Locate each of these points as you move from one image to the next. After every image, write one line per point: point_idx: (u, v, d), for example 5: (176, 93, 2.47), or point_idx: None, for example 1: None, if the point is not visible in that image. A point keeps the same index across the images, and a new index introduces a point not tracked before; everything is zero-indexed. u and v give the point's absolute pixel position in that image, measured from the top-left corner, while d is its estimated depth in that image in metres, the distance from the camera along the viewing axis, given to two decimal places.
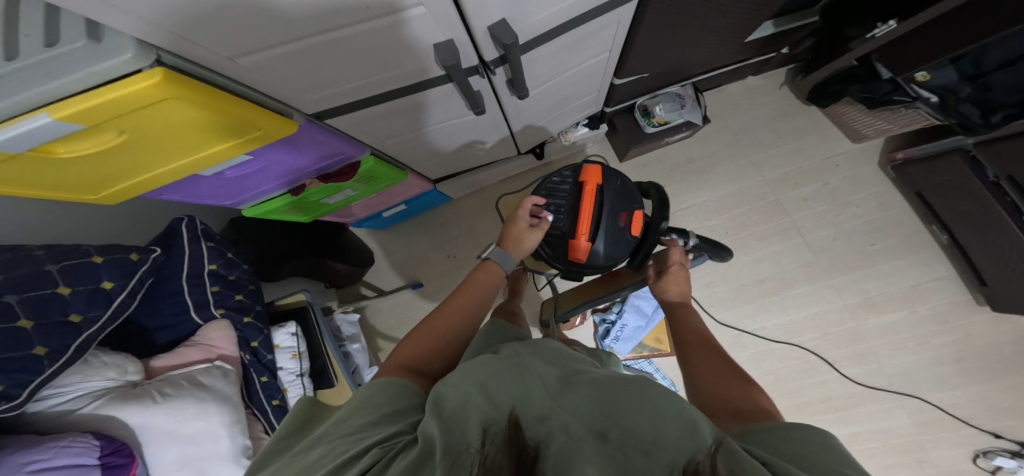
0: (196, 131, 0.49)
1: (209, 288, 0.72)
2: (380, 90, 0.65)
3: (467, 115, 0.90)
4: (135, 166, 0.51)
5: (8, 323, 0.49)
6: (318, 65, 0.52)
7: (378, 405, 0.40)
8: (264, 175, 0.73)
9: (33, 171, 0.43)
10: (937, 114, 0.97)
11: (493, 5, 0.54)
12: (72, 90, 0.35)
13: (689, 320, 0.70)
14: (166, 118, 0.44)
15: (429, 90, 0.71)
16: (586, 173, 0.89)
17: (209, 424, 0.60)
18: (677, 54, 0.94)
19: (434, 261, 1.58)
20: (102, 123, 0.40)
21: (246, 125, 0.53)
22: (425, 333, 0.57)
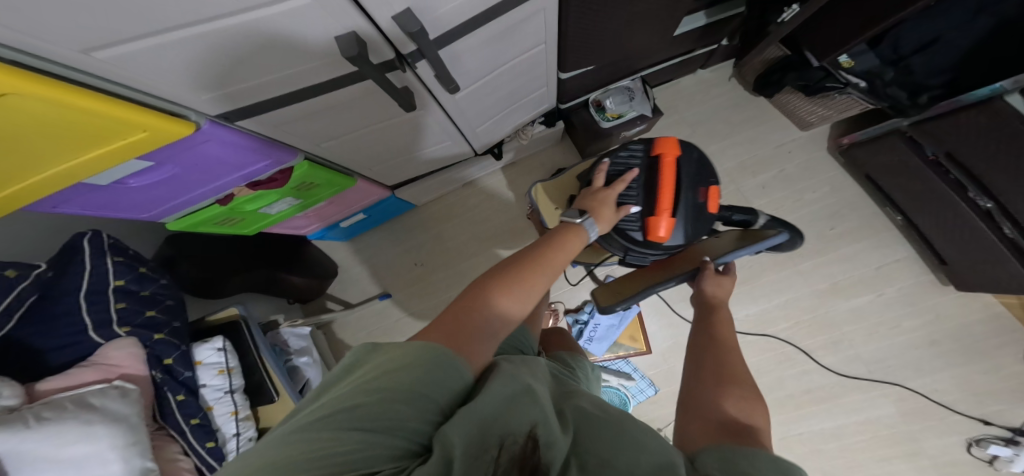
0: (64, 130, 0.45)
1: (113, 305, 0.72)
2: (288, 89, 0.63)
3: (403, 114, 0.86)
4: (4, 173, 0.46)
5: None
6: (192, 58, 0.48)
7: (423, 384, 0.26)
8: (180, 184, 0.70)
9: None
10: (867, 98, 0.98)
11: None
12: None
13: (705, 319, 0.67)
14: (23, 110, 0.40)
15: (345, 88, 0.68)
16: (662, 145, 0.88)
17: (97, 446, 0.58)
18: (615, 43, 0.93)
19: (401, 269, 1.54)
20: None
21: (126, 125, 0.49)
22: (500, 280, 0.42)
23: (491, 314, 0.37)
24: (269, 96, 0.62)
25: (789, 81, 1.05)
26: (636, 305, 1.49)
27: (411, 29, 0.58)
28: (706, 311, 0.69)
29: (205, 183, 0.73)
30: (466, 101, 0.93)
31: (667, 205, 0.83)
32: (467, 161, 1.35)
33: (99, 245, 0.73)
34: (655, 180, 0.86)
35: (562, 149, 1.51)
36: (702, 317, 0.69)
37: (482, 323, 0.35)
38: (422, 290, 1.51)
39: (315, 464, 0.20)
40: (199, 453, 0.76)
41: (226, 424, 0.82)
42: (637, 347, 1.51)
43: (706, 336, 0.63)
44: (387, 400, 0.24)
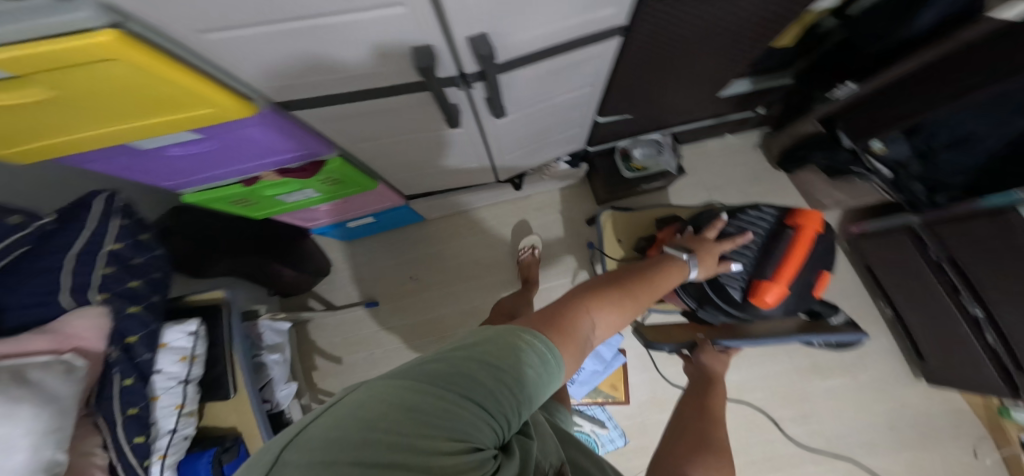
0: (138, 98, 0.44)
1: (99, 269, 0.64)
2: (342, 89, 0.62)
3: (443, 130, 0.88)
4: (57, 121, 0.44)
5: None
6: (261, 53, 0.48)
7: (530, 380, 0.30)
8: (217, 159, 0.67)
9: None
10: (888, 189, 1.03)
11: (476, 15, 0.53)
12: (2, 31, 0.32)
13: (687, 403, 0.74)
14: (110, 81, 0.40)
15: (401, 96, 0.68)
16: (805, 219, 0.81)
17: (12, 432, 0.47)
18: (658, 96, 0.97)
19: (396, 280, 1.50)
20: (30, 75, 0.36)
21: (197, 100, 0.48)
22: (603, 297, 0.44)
23: (589, 323, 0.40)
24: (323, 92, 0.61)
25: (819, 158, 1.12)
26: (623, 355, 1.48)
27: (483, 50, 0.59)
28: (689, 397, 0.76)
29: (234, 164, 0.71)
30: (505, 129, 0.94)
31: (790, 275, 0.75)
32: (486, 185, 1.35)
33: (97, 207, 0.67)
34: (782, 247, 0.80)
35: (577, 190, 1.54)
36: (687, 400, 0.75)
37: (585, 332, 0.39)
38: (412, 304, 1.47)
39: (438, 425, 0.25)
40: (124, 452, 0.65)
41: (166, 418, 0.73)
42: (616, 396, 1.48)
43: (688, 414, 0.69)
44: (500, 386, 0.28)
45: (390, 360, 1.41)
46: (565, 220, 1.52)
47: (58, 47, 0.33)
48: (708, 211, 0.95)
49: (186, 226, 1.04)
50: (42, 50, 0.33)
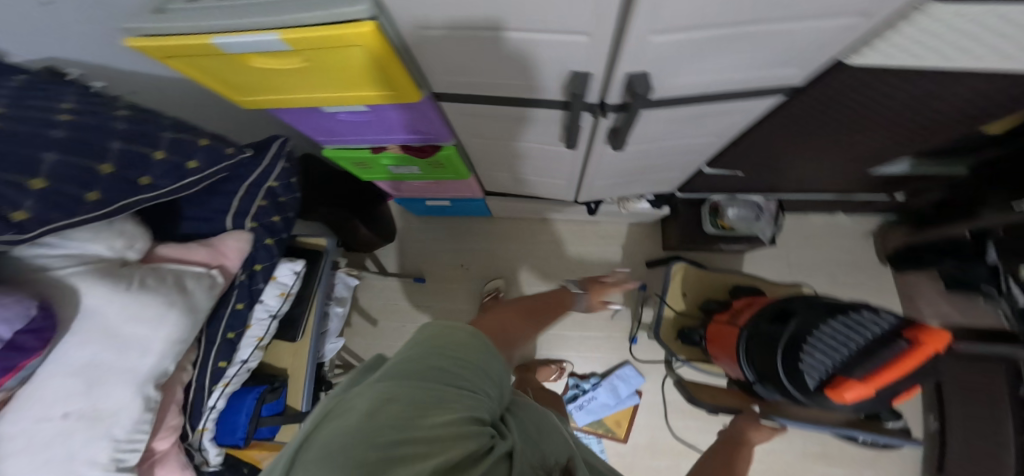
0: (347, 76, 0.58)
1: (256, 203, 0.70)
2: (493, 92, 0.66)
3: (554, 146, 0.87)
4: (288, 83, 0.59)
5: (94, 163, 0.49)
6: (445, 60, 0.58)
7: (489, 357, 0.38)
8: (368, 127, 0.80)
9: (227, 69, 0.56)
10: (1012, 319, 0.89)
11: (646, 55, 0.48)
12: (304, 15, 0.46)
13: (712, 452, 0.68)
14: (339, 64, 0.54)
15: (535, 109, 0.71)
16: (931, 334, 0.66)
17: (154, 332, 0.53)
18: (788, 165, 0.93)
19: (448, 267, 1.56)
20: (302, 51, 0.50)
21: (387, 82, 0.59)
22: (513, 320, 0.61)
23: (507, 333, 0.56)
24: (472, 91, 0.67)
25: (945, 265, 1.04)
26: (638, 397, 1.45)
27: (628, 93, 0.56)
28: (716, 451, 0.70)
29: (375, 133, 0.83)
30: (606, 164, 0.92)
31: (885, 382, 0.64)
32: (561, 203, 1.37)
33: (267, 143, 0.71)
34: (885, 354, 0.68)
35: (645, 228, 1.53)
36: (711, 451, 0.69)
37: (506, 338, 0.55)
38: (455, 290, 1.53)
39: (428, 402, 0.28)
40: (204, 369, 0.69)
41: (247, 348, 0.75)
42: (616, 433, 1.44)
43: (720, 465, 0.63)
44: (467, 363, 0.35)
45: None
46: (624, 254, 1.52)
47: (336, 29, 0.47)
48: (811, 297, 0.89)
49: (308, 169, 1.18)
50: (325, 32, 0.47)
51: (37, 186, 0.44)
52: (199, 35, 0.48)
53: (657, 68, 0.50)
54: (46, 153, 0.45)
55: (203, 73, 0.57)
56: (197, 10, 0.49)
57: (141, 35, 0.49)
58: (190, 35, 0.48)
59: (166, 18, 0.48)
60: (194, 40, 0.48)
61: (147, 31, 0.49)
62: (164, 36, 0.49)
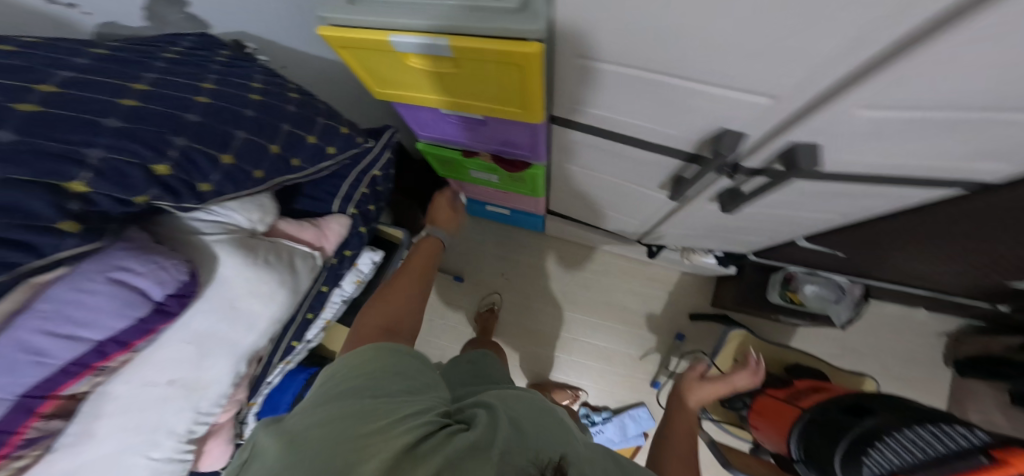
0: (488, 85, 0.59)
1: (362, 186, 0.73)
2: (625, 130, 0.64)
3: (654, 190, 0.81)
4: (431, 83, 0.63)
5: (266, 142, 0.54)
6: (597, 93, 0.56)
7: (413, 375, 0.45)
8: (472, 132, 0.81)
9: (385, 61, 0.60)
10: None
11: (838, 131, 0.42)
12: (481, 26, 0.48)
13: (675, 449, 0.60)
14: (489, 76, 0.56)
15: (659, 155, 0.66)
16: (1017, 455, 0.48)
17: (264, 310, 0.54)
18: (898, 258, 0.86)
19: (489, 275, 1.54)
20: (459, 57, 0.54)
21: (518, 101, 0.61)
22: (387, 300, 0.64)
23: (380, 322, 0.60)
24: (597, 124, 0.65)
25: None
26: (644, 440, 1.42)
27: (779, 163, 0.51)
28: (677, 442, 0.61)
29: (475, 139, 0.84)
30: (695, 218, 0.88)
31: None
32: (619, 238, 1.34)
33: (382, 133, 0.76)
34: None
35: (696, 280, 1.49)
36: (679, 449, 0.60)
37: (374, 325, 0.60)
38: (490, 298, 1.52)
39: (332, 423, 0.35)
40: (279, 346, 0.67)
41: (313, 329, 0.75)
42: None
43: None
44: (382, 380, 0.42)
45: (449, 337, 1.51)
46: (667, 301, 1.49)
47: (509, 45, 0.48)
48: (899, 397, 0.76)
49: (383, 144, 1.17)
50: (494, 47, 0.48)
51: (228, 162, 0.49)
52: (383, 32, 0.53)
53: (834, 141, 0.44)
54: (238, 131, 0.51)
55: (361, 65, 0.63)
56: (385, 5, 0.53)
57: (334, 24, 0.56)
58: (374, 31, 0.54)
59: (361, 10, 0.53)
60: (377, 36, 0.54)
61: (341, 22, 0.55)
62: (353, 28, 0.55)
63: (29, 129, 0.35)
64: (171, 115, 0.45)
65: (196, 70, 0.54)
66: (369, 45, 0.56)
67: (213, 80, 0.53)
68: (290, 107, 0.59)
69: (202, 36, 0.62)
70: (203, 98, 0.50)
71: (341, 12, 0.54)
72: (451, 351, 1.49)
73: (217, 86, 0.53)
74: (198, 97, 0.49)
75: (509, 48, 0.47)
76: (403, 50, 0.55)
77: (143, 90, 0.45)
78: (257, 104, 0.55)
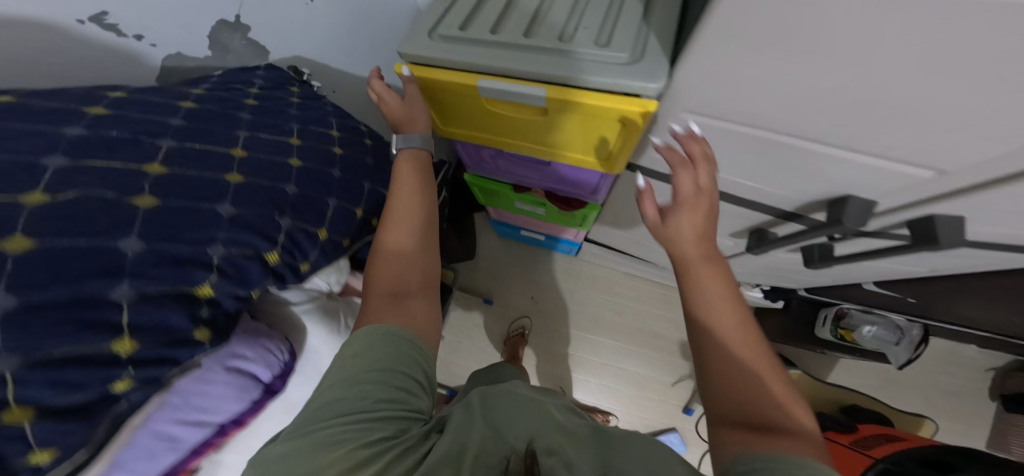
0: (574, 135, 0.56)
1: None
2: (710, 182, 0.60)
3: (724, 236, 0.79)
4: (509, 128, 0.60)
5: (353, 207, 0.58)
6: (693, 149, 0.54)
7: (399, 366, 0.38)
8: (535, 172, 0.79)
9: (464, 104, 0.57)
10: None
11: (1002, 207, 0.40)
12: (577, 78, 0.45)
13: (715, 369, 0.36)
14: (581, 128, 0.53)
15: (737, 207, 0.65)
16: None
17: None
18: (974, 307, 0.84)
19: (518, 297, 1.50)
20: (553, 110, 0.50)
21: (602, 152, 0.58)
22: (377, 253, 0.48)
23: (384, 286, 0.45)
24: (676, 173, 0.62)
25: None
26: None
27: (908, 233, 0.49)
28: (714, 356, 0.36)
29: (533, 179, 0.82)
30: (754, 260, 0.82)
31: None
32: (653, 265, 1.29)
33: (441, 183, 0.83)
34: None
35: None
36: (715, 355, 0.36)
37: (381, 293, 0.45)
38: (518, 322, 1.48)
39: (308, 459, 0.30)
40: None
41: None
42: None
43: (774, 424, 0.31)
44: (358, 389, 0.35)
45: (473, 359, 1.46)
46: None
47: (608, 96, 0.45)
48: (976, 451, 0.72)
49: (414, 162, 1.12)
50: (590, 101, 0.45)
51: (323, 235, 0.52)
52: (471, 75, 0.50)
53: (981, 216, 0.43)
54: (331, 199, 0.54)
55: (435, 106, 0.60)
56: (479, 47, 0.51)
57: (415, 61, 0.53)
58: (459, 74, 0.51)
59: (449, 51, 0.51)
60: (464, 79, 0.51)
61: (423, 60, 0.52)
62: (436, 68, 0.52)
63: (155, 230, 0.36)
64: (273, 190, 0.48)
65: (281, 122, 0.57)
66: (449, 88, 0.53)
67: (300, 140, 0.57)
68: (365, 163, 0.63)
69: (271, 69, 0.62)
70: (295, 163, 0.53)
71: (427, 50, 0.51)
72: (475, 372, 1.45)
73: (301, 141, 0.57)
74: (293, 163, 0.53)
75: (602, 101, 0.45)
76: (486, 96, 0.51)
77: (243, 156, 0.49)
78: (337, 162, 0.58)
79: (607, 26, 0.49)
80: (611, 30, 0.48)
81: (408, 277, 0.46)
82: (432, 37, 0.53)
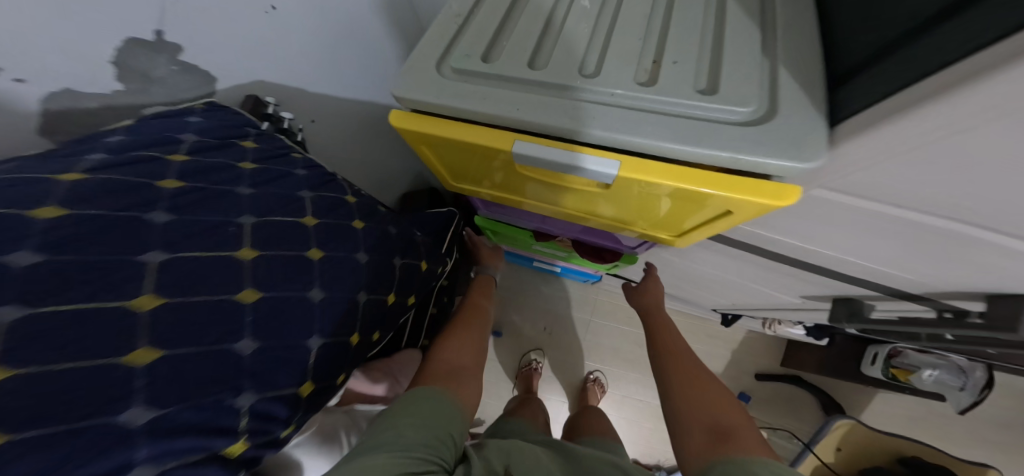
0: (637, 210, 0.41)
1: (430, 309, 0.70)
2: (815, 261, 0.46)
3: (792, 296, 0.66)
4: (541, 194, 0.46)
5: (345, 336, 0.45)
6: (814, 231, 0.39)
7: (437, 422, 0.45)
8: (562, 225, 0.66)
9: (483, 166, 0.43)
10: None
11: None
12: (677, 151, 0.30)
13: (687, 389, 0.56)
14: (662, 208, 0.38)
15: (841, 283, 0.50)
16: None
17: None
18: None
19: (530, 327, 1.37)
20: (618, 188, 0.35)
21: (669, 226, 0.44)
22: (454, 336, 0.61)
23: (446, 359, 0.56)
24: (767, 246, 0.48)
25: None
26: None
27: None
28: (677, 370, 0.60)
29: (558, 229, 0.69)
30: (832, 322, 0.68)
31: None
32: (682, 300, 1.14)
33: (451, 245, 0.70)
34: None
35: (764, 338, 1.28)
36: (680, 373, 0.59)
37: (445, 364, 0.55)
38: (530, 354, 1.35)
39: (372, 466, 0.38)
40: None
41: None
42: None
43: (734, 429, 0.48)
44: (407, 429, 0.43)
45: (483, 392, 1.34)
46: (731, 361, 1.28)
47: (725, 179, 0.30)
48: None
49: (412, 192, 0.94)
50: (695, 188, 0.30)
51: (307, 391, 0.40)
52: (504, 134, 0.35)
53: None
54: (312, 341, 0.41)
55: (443, 162, 0.45)
56: (512, 90, 0.35)
57: (419, 109, 0.37)
58: (485, 131, 0.35)
59: (470, 96, 0.35)
60: (492, 140, 0.35)
61: (430, 108, 0.36)
62: (450, 121, 0.37)
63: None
64: (228, 353, 0.34)
65: (224, 214, 0.39)
66: (467, 149, 0.38)
67: (262, 248, 0.40)
68: (359, 261, 0.48)
69: (209, 112, 0.45)
70: (252, 294, 0.38)
71: (436, 94, 0.35)
72: (486, 407, 1.33)
73: (258, 250, 0.40)
74: (244, 297, 0.37)
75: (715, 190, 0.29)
76: (522, 164, 0.36)
77: (155, 306, 0.32)
78: (320, 266, 0.44)
79: (706, 68, 0.34)
80: (714, 74, 0.33)
81: (465, 360, 0.57)
82: (442, 71, 0.37)
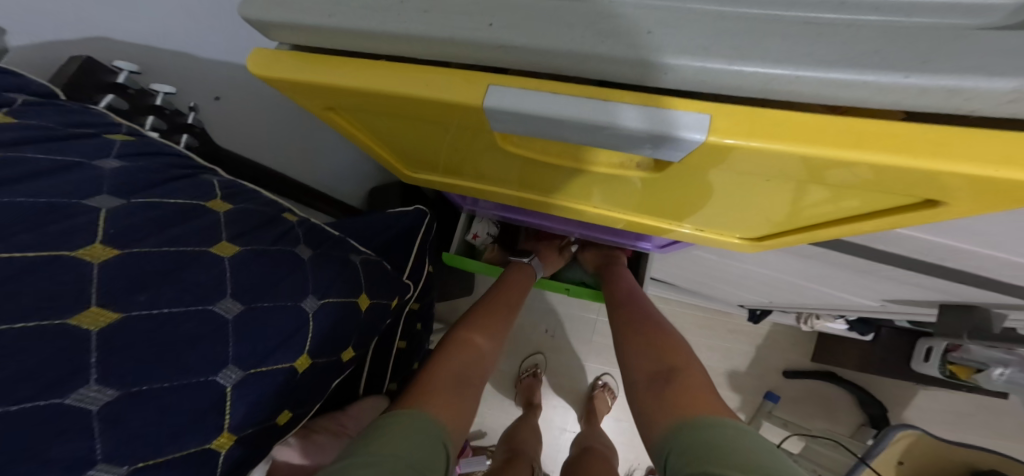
0: (701, 200, 0.25)
1: (397, 342, 0.53)
2: (957, 265, 0.30)
3: (869, 300, 0.50)
4: (542, 183, 0.30)
5: (201, 441, 0.27)
6: (996, 233, 0.23)
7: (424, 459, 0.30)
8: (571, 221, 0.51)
9: (443, 142, 0.26)
10: None
11: None
12: (850, 92, 0.13)
13: (631, 335, 0.45)
14: (751, 193, 0.22)
15: (977, 291, 0.34)
16: None
17: None
18: None
19: (529, 329, 1.21)
20: (682, 167, 0.19)
21: (745, 222, 0.28)
22: (465, 329, 0.47)
23: (456, 365, 0.41)
24: (872, 246, 0.32)
25: None
26: None
27: None
28: (624, 315, 0.49)
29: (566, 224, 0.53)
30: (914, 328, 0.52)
31: None
32: (702, 295, 0.98)
33: (419, 258, 0.53)
34: None
35: (791, 331, 1.13)
36: (622, 316, 0.49)
37: (455, 371, 0.41)
38: (530, 360, 1.20)
39: None
40: None
41: None
42: None
43: (678, 373, 0.38)
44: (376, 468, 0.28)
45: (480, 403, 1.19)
46: (757, 357, 1.13)
47: (969, 140, 0.13)
48: None
49: (379, 186, 0.72)
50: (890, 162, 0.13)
51: None
52: (462, 76, 0.18)
53: None
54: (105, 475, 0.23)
55: (385, 140, 0.28)
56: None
57: (307, 44, 0.20)
58: (434, 73, 0.18)
59: (393, 9, 0.17)
60: (444, 91, 0.18)
61: (320, 42, 0.19)
62: (362, 62, 0.19)
63: None
64: None
65: None
66: (405, 111, 0.21)
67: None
68: (228, 316, 0.30)
69: None
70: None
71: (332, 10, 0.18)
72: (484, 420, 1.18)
73: None
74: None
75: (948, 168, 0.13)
76: (504, 132, 0.19)
77: None
78: (135, 339, 0.25)
79: None
80: None
81: (476, 369, 0.43)
82: None
